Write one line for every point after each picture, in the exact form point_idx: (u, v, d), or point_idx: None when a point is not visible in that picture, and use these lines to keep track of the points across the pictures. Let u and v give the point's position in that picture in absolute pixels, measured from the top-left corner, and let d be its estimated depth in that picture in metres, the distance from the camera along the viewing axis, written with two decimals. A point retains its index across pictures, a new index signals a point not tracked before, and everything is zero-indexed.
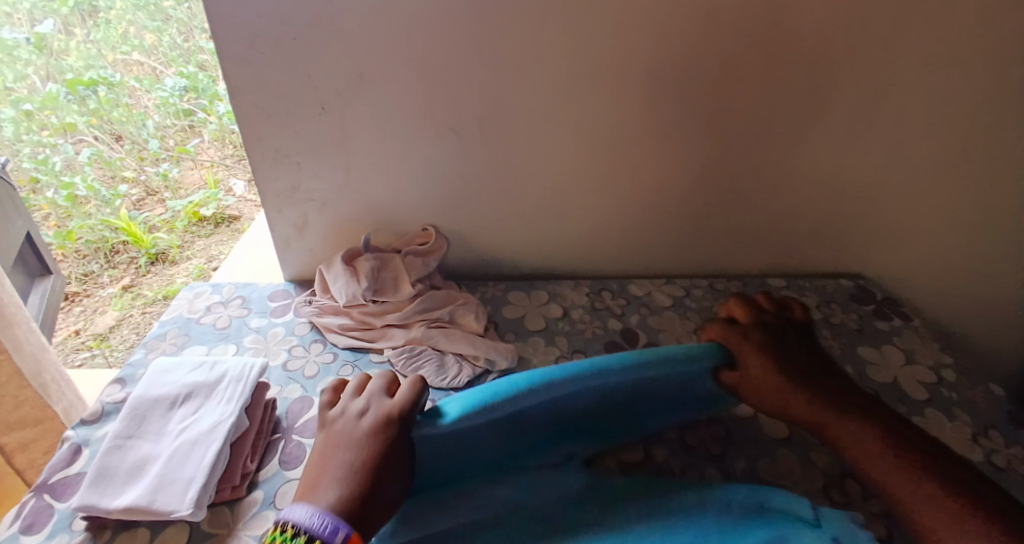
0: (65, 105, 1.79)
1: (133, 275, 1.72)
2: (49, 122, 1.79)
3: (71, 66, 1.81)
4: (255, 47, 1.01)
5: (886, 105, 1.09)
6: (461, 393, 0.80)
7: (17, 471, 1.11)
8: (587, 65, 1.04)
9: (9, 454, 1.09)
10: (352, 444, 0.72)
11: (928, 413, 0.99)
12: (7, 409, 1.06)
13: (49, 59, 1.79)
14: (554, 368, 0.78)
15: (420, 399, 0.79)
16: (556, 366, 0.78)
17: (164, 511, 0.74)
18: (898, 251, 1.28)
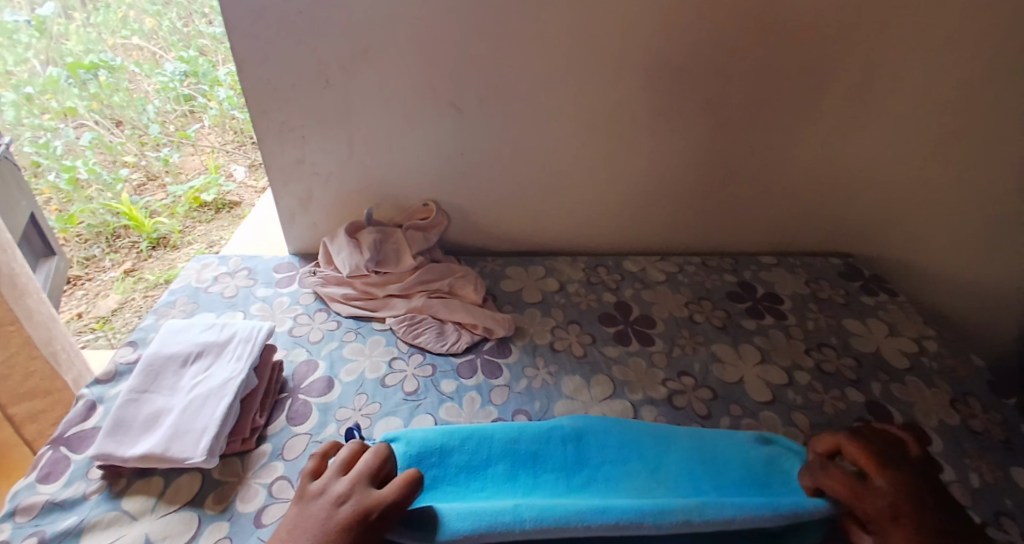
0: (66, 89, 1.74)
1: (135, 260, 1.69)
2: (50, 106, 1.72)
3: (71, 50, 1.76)
4: (260, 21, 1.03)
5: (876, 83, 1.11)
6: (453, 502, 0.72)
7: (27, 442, 1.11)
8: (584, 42, 1.06)
9: (19, 424, 1.08)
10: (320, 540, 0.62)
11: (908, 381, 1.03)
12: (16, 381, 1.05)
13: (50, 42, 1.72)
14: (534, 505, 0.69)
15: (410, 495, 0.68)
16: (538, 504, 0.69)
17: (178, 457, 0.79)
18: (887, 229, 1.32)
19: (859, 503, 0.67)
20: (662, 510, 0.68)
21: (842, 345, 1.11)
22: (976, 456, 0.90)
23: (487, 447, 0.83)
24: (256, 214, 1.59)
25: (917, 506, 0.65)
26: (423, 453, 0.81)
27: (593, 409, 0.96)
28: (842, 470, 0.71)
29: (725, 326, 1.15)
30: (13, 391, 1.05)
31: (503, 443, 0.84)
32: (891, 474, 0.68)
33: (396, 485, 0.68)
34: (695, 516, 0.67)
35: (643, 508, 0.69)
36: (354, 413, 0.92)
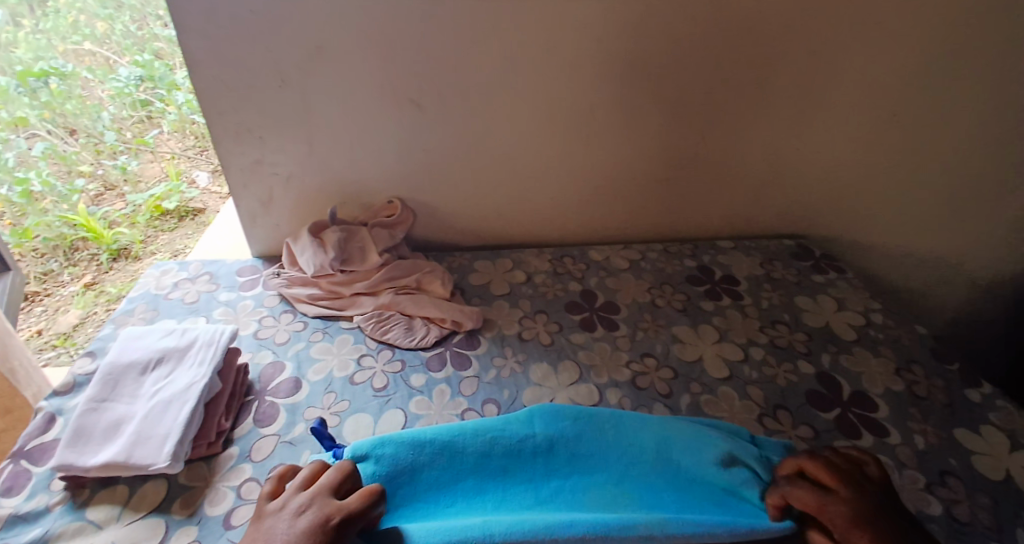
0: (14, 98, 1.64)
1: (96, 273, 1.66)
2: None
3: (19, 58, 1.65)
4: (211, 20, 1.02)
5: (822, 68, 1.15)
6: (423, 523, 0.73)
7: None
8: (540, 36, 1.08)
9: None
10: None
11: (856, 351, 1.09)
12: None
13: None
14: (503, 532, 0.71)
15: (371, 508, 0.69)
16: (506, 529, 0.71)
17: (142, 464, 0.78)
18: (837, 209, 1.37)
19: (823, 515, 0.71)
20: (625, 524, 0.72)
21: (795, 321, 1.15)
22: (920, 420, 0.96)
23: (458, 461, 0.81)
24: (219, 220, 1.56)
25: (877, 522, 0.69)
26: (392, 473, 0.78)
27: (560, 395, 0.98)
28: (806, 486, 0.74)
29: (686, 308, 1.18)
30: None
31: (474, 455, 0.82)
32: (854, 488, 0.72)
33: (357, 501, 0.69)
34: (656, 532, 0.71)
35: (607, 522, 0.72)
36: (323, 412, 0.92)
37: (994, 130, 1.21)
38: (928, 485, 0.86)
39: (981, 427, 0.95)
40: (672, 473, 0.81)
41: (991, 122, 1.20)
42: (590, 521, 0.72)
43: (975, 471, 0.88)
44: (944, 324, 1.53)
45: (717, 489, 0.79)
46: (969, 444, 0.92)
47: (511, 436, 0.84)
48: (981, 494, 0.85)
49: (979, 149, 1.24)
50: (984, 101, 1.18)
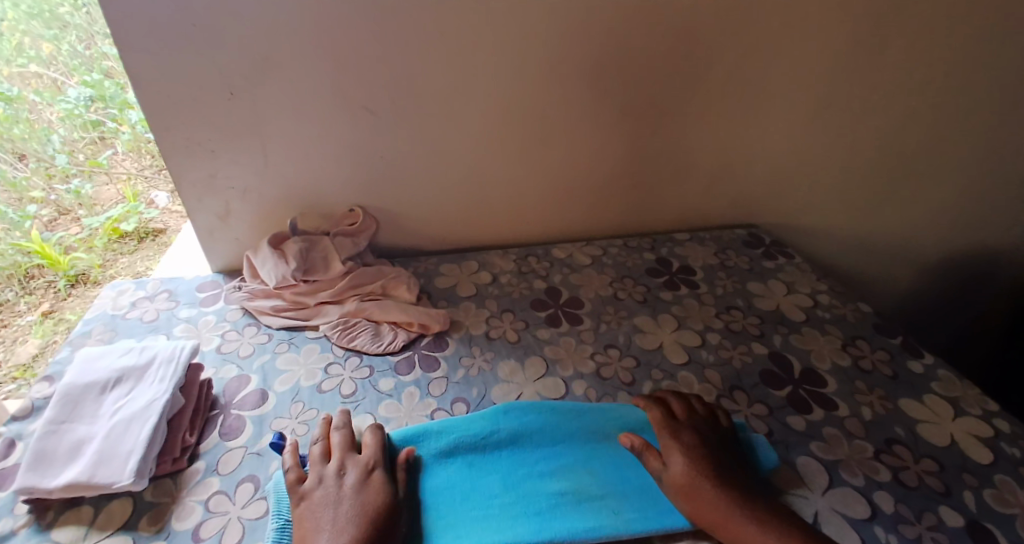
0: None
1: (53, 301, 1.61)
2: None
3: None
4: (154, 34, 1.01)
5: (760, 60, 1.20)
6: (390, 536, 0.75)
7: None
8: (487, 40, 1.10)
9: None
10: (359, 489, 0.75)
11: (804, 330, 1.14)
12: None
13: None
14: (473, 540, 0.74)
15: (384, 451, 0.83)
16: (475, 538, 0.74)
17: (105, 483, 0.77)
18: (784, 197, 1.43)
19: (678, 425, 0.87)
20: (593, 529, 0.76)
21: (748, 305, 1.20)
22: (868, 391, 1.01)
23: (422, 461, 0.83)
24: (181, 240, 1.52)
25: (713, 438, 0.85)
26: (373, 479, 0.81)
27: (528, 389, 1.00)
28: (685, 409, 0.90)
29: (645, 299, 1.21)
30: None
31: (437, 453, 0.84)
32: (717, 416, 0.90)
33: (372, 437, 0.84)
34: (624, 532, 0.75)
35: (577, 530, 0.75)
36: (292, 421, 0.92)
37: (919, 112, 1.29)
38: (875, 452, 0.90)
39: (924, 396, 1.00)
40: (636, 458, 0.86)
41: (915, 106, 1.28)
42: (559, 530, 0.75)
43: (919, 437, 0.93)
44: (885, 300, 1.63)
45: None
46: (913, 413, 0.97)
47: (472, 427, 0.87)
48: (926, 458, 0.89)
49: (909, 131, 1.32)
50: (908, 85, 1.25)
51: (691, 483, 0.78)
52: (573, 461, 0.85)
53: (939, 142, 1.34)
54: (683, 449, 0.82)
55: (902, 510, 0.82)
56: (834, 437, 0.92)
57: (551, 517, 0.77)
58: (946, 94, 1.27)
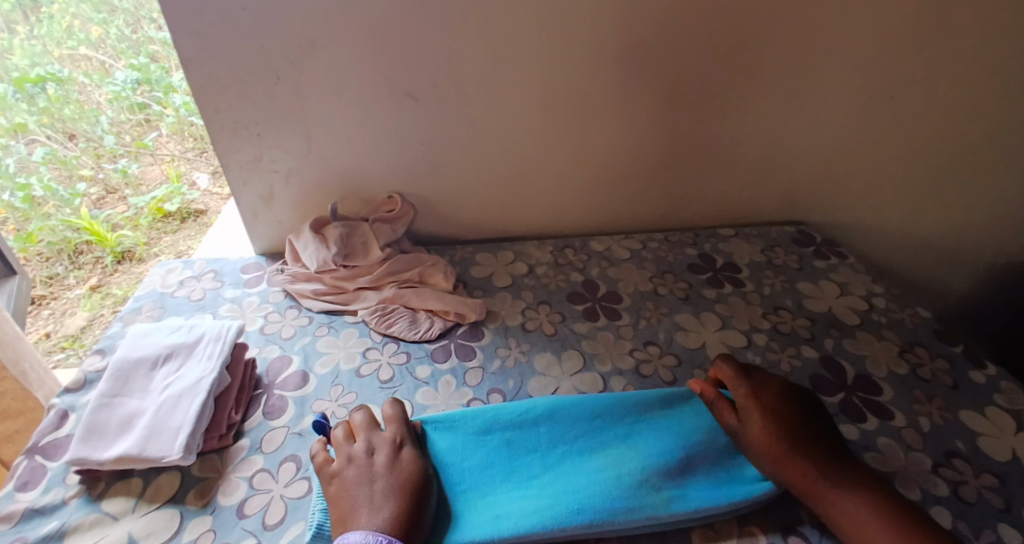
0: (13, 105, 1.65)
1: (102, 275, 1.69)
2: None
3: (16, 65, 1.62)
4: (203, 18, 1.02)
5: (813, 48, 1.15)
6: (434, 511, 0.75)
7: None
8: (531, 25, 1.08)
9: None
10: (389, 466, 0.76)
11: (859, 334, 1.09)
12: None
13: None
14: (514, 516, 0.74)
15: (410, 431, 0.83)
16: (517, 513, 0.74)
17: (155, 457, 0.80)
18: (835, 194, 1.38)
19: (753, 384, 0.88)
20: (633, 506, 0.74)
21: (798, 306, 1.16)
22: (926, 400, 0.96)
23: (460, 439, 0.84)
24: (223, 220, 1.55)
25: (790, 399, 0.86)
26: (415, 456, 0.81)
27: (565, 384, 0.99)
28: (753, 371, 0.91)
29: (688, 296, 1.19)
30: None
31: (475, 433, 0.84)
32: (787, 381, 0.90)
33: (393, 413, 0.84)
34: (663, 511, 0.74)
35: (614, 503, 0.75)
36: (332, 404, 0.93)
37: (987, 106, 1.22)
38: (933, 466, 0.86)
39: (986, 407, 0.95)
40: (678, 438, 0.84)
41: (982, 100, 1.21)
42: (595, 502, 0.75)
43: (981, 452, 0.88)
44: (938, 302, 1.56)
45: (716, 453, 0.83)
46: (974, 425, 0.92)
47: (511, 408, 0.87)
48: (987, 474, 0.85)
49: (973, 126, 1.25)
50: (976, 77, 1.18)
51: (774, 447, 0.80)
52: (613, 438, 0.85)
53: (1006, 139, 1.27)
54: (761, 409, 0.84)
55: (960, 527, 0.78)
56: (890, 447, 0.88)
57: (586, 489, 0.77)
58: (1016, 87, 1.19)
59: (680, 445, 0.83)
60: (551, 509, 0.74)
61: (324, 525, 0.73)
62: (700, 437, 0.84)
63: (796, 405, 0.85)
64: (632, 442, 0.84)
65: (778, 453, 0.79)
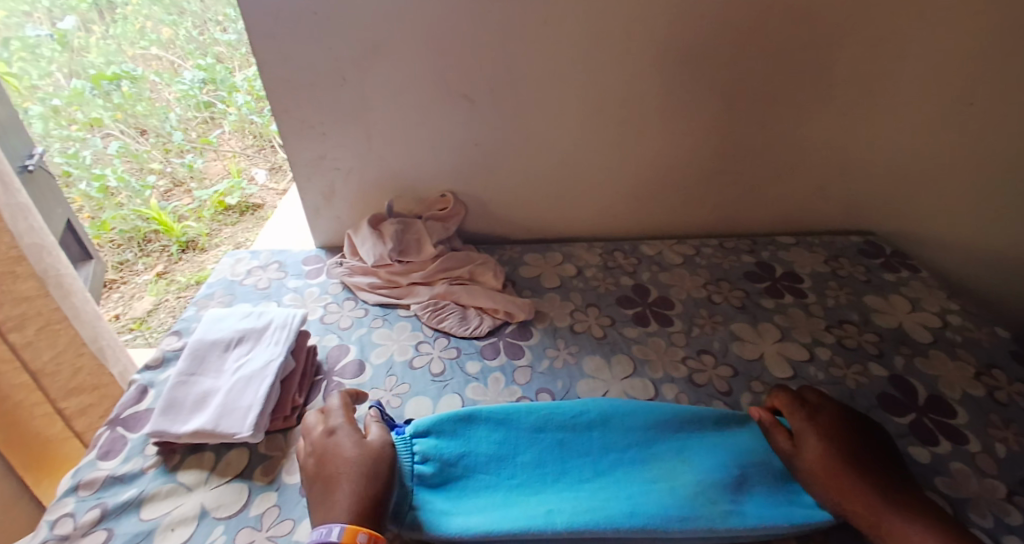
0: (90, 101, 1.88)
1: (167, 263, 1.80)
2: (76, 117, 1.88)
3: (93, 62, 1.90)
4: (278, 22, 1.08)
5: (883, 52, 1.11)
6: (483, 506, 0.77)
7: (78, 435, 1.18)
8: (590, 30, 1.09)
9: (69, 417, 1.14)
10: (350, 444, 0.77)
11: (930, 354, 1.05)
12: (66, 377, 1.10)
13: (71, 56, 1.85)
14: (567, 513, 0.75)
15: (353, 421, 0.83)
16: (571, 511, 0.75)
17: (227, 433, 0.85)
18: (903, 203, 1.32)
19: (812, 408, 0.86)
20: (690, 515, 0.74)
21: (864, 321, 1.12)
22: (1002, 426, 0.92)
23: (513, 435, 0.85)
24: (277, 217, 1.62)
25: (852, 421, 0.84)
26: (470, 449, 0.83)
27: (614, 387, 0.99)
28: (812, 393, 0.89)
29: (744, 305, 1.17)
30: (62, 386, 1.10)
31: (529, 431, 0.86)
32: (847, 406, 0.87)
33: (340, 401, 0.86)
34: (719, 523, 0.74)
35: (669, 512, 0.75)
36: (386, 393, 0.97)
37: None
38: (1007, 495, 0.82)
39: None
40: (733, 452, 0.84)
41: None
42: (650, 508, 0.75)
43: None
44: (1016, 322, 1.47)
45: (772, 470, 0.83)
46: None
47: (564, 410, 0.88)
48: None
49: None
50: None
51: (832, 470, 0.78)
52: (665, 449, 0.85)
53: None
54: (820, 432, 0.82)
55: None
56: (961, 473, 0.85)
57: (641, 498, 0.77)
58: None
59: (735, 460, 0.83)
60: (604, 510, 0.75)
61: None
62: (756, 454, 0.84)
63: (857, 429, 0.83)
64: (685, 453, 0.84)
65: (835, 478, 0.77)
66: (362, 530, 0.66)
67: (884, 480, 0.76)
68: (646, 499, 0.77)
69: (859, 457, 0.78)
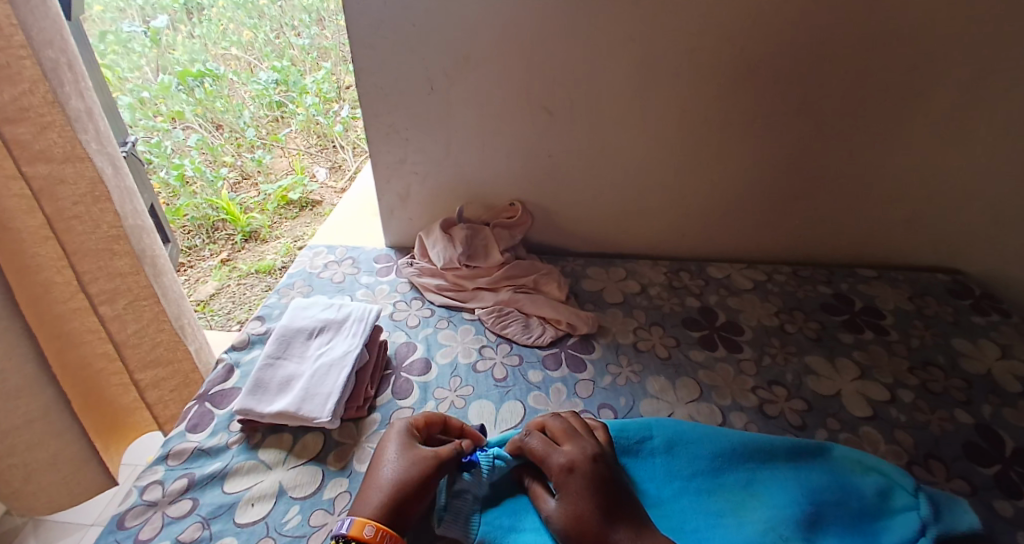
0: (175, 95, 2.02)
1: (231, 251, 1.90)
2: (161, 110, 2.01)
3: (178, 59, 2.05)
4: (378, 32, 1.13)
5: (991, 84, 1.07)
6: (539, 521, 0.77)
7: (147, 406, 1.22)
8: (679, 47, 1.09)
9: (143, 388, 1.15)
10: (399, 448, 0.79)
11: (1022, 405, 0.98)
12: (146, 349, 1.13)
13: (160, 52, 2.01)
14: None
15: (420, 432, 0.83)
16: None
17: (308, 417, 0.89)
18: (994, 244, 1.25)
19: (568, 451, 0.78)
20: None
21: (951, 365, 1.06)
22: None
23: None
24: (335, 216, 1.66)
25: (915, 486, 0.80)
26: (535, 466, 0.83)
27: (679, 410, 0.98)
28: (573, 433, 0.81)
29: (819, 337, 1.13)
30: (141, 358, 1.13)
31: None
32: (591, 448, 0.78)
33: (426, 421, 0.85)
34: None
35: None
36: (450, 393, 0.99)
37: None
38: None
39: None
40: (808, 489, 0.81)
41: None
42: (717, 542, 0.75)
43: None
44: None
45: (853, 513, 0.79)
46: None
47: (630, 434, 0.87)
48: None
49: None
50: None
51: (579, 523, 0.71)
52: (732, 481, 0.83)
53: None
54: (582, 478, 0.74)
55: None
56: None
57: (707, 533, 0.77)
58: None
59: (808, 499, 0.80)
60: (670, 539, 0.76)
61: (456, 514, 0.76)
62: (829, 495, 0.80)
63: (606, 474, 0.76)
64: (756, 486, 0.83)
65: (580, 523, 0.71)
66: (368, 523, 0.69)
67: (652, 529, 0.72)
68: (710, 535, 0.77)
69: (615, 490, 0.74)
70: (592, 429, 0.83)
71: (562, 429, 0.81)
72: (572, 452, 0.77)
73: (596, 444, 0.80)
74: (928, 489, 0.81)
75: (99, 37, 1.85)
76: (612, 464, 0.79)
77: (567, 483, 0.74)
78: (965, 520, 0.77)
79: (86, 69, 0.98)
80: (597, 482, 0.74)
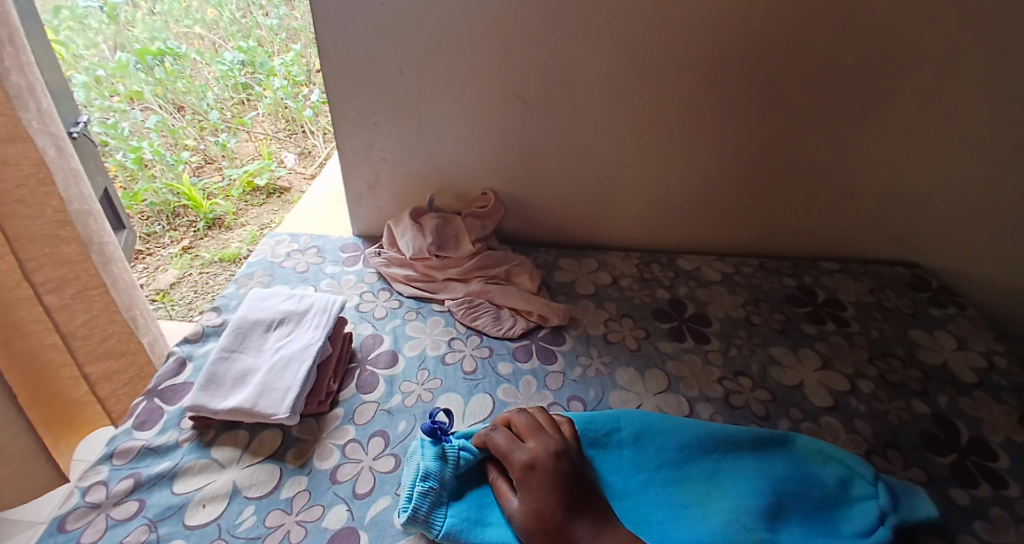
0: (134, 74, 1.92)
1: (193, 238, 1.83)
2: (118, 89, 1.91)
3: (138, 37, 1.97)
4: (345, 11, 1.08)
5: (956, 82, 1.09)
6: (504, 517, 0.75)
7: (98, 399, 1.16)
8: (654, 37, 1.08)
9: (95, 382, 1.09)
10: None
11: (976, 396, 1.01)
12: (97, 341, 1.07)
13: (118, 29, 1.93)
14: None
15: None
16: None
17: (265, 413, 0.85)
18: (955, 240, 1.27)
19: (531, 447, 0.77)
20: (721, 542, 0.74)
21: (910, 357, 1.09)
22: None
23: None
24: (302, 204, 1.61)
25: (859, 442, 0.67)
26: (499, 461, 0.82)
27: (647, 401, 0.98)
28: (538, 429, 0.80)
29: (784, 329, 1.14)
30: (91, 350, 1.07)
31: None
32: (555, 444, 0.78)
33: None
34: None
35: (700, 538, 0.74)
36: (418, 387, 0.97)
37: None
38: None
39: None
40: (770, 479, 0.82)
41: None
42: (680, 534, 0.75)
43: None
44: None
45: (813, 504, 0.80)
46: None
47: (597, 428, 0.86)
48: None
49: None
50: None
51: (543, 519, 0.70)
52: (697, 472, 0.83)
53: None
54: (545, 475, 0.74)
55: None
56: (1001, 519, 0.82)
57: (673, 524, 0.77)
58: None
59: (771, 489, 0.80)
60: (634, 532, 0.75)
61: (419, 509, 0.74)
62: (791, 485, 0.81)
63: (571, 470, 0.75)
64: (720, 476, 0.83)
65: (542, 520, 0.70)
66: None
67: (618, 525, 0.71)
68: (675, 527, 0.76)
69: (578, 487, 0.74)
70: (557, 424, 0.82)
71: (527, 424, 0.81)
72: (535, 448, 0.77)
73: (562, 440, 0.79)
74: (886, 478, 0.83)
75: (51, 11, 1.81)
76: (577, 459, 0.78)
77: (529, 480, 0.74)
78: (921, 508, 0.78)
79: (28, 42, 0.91)
80: (560, 478, 0.73)
